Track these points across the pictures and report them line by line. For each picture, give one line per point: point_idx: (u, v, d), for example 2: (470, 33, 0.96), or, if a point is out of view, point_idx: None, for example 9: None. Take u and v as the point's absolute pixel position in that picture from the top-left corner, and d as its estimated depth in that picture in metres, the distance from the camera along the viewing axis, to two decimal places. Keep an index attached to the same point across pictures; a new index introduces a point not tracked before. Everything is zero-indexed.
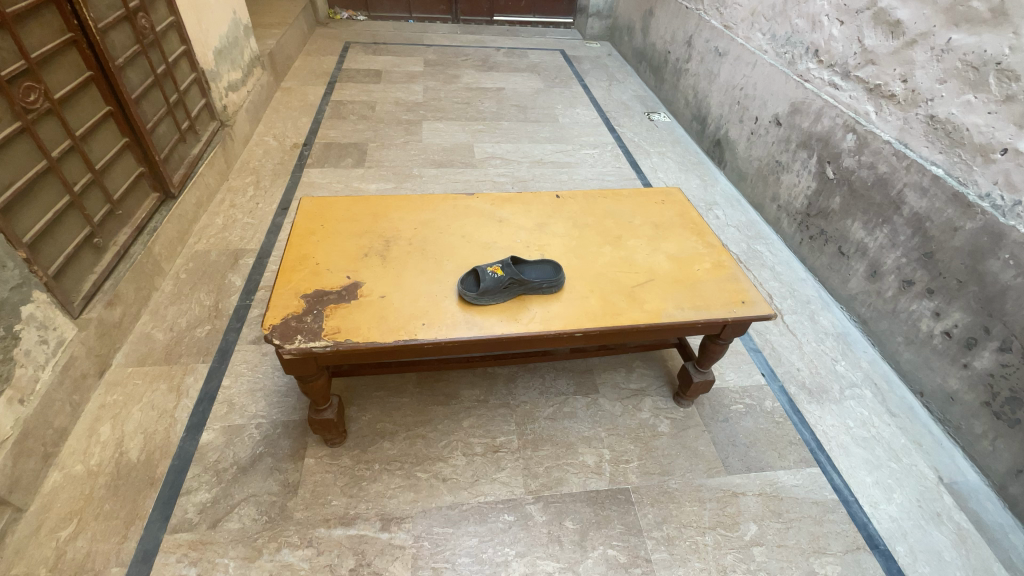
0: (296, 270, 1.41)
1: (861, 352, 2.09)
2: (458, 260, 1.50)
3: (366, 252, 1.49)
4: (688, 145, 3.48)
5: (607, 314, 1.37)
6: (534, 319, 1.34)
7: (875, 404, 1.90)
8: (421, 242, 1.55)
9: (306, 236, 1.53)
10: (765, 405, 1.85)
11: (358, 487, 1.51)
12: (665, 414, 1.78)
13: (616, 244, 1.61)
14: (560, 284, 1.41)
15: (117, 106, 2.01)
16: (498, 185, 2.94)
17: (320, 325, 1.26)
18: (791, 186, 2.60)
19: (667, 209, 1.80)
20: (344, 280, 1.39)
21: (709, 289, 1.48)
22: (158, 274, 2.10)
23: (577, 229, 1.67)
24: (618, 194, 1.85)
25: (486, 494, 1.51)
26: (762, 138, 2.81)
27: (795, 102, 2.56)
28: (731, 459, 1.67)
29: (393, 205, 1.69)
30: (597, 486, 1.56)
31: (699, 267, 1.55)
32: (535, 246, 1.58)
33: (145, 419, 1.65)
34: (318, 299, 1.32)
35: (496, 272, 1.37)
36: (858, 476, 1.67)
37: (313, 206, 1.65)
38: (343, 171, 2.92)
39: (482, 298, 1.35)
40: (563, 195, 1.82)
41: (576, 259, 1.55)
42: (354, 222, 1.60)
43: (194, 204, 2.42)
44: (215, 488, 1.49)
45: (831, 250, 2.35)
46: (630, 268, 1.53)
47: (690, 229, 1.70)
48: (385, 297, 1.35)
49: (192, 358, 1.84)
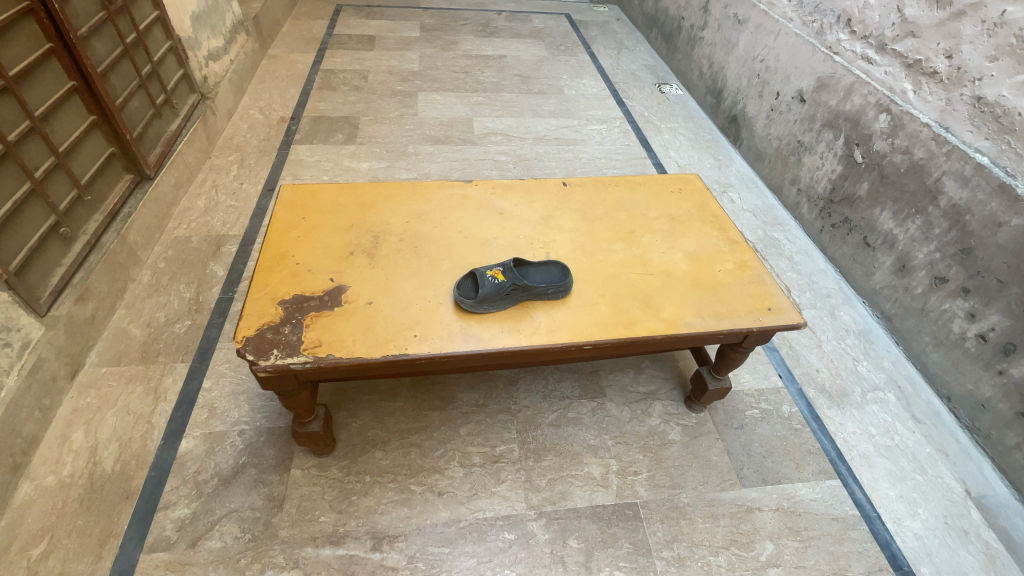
0: (274, 272, 1.27)
1: (884, 351, 1.98)
2: (454, 259, 1.35)
3: (352, 251, 1.34)
4: (701, 120, 3.27)
5: (620, 324, 1.24)
6: (538, 329, 1.20)
7: (898, 410, 1.80)
8: (413, 237, 1.40)
9: (285, 230, 1.38)
10: (782, 410, 1.74)
11: (348, 501, 1.41)
12: (675, 420, 1.67)
13: (629, 241, 1.47)
14: (567, 289, 1.27)
15: (82, 81, 1.82)
16: (500, 165, 2.75)
17: (299, 338, 1.13)
18: (813, 169, 2.42)
19: (684, 199, 1.64)
20: (327, 283, 1.25)
21: (732, 294, 1.34)
22: (135, 264, 1.95)
23: (585, 223, 1.51)
24: (630, 182, 1.69)
25: (484, 510, 1.42)
26: (783, 116, 2.62)
27: (822, 77, 2.35)
28: (746, 471, 1.57)
29: (383, 194, 1.54)
30: (603, 500, 1.46)
31: (721, 268, 1.40)
32: (539, 243, 1.43)
33: (121, 424, 1.53)
34: (297, 306, 1.19)
35: (496, 277, 1.22)
36: (880, 490, 1.58)
37: (294, 195, 1.50)
38: (333, 148, 2.73)
39: (481, 306, 1.21)
40: (570, 183, 1.66)
41: (585, 258, 1.40)
42: (339, 215, 1.45)
43: (172, 186, 2.25)
44: (195, 503, 1.39)
45: (854, 240, 2.20)
46: (645, 269, 1.38)
47: (709, 223, 1.55)
48: (373, 304, 1.21)
49: (171, 357, 1.71)
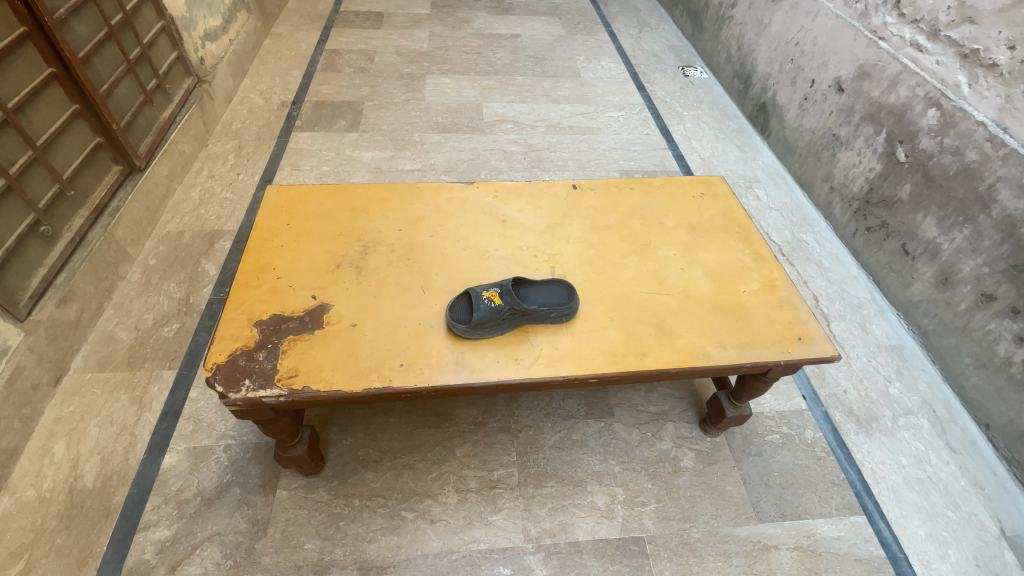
0: (252, 288, 1.16)
1: (919, 371, 1.82)
2: (449, 274, 1.23)
3: (338, 263, 1.23)
4: (727, 107, 3.05)
5: (629, 354, 1.11)
6: (539, 359, 1.08)
7: (932, 437, 1.65)
8: (406, 248, 1.28)
9: (267, 239, 1.27)
10: (805, 435, 1.61)
11: (335, 527, 1.33)
12: (688, 445, 1.55)
13: (644, 254, 1.33)
14: (572, 312, 1.14)
15: (62, 68, 1.72)
16: (509, 155, 2.59)
17: (273, 366, 1.03)
18: (849, 166, 2.23)
19: (707, 206, 1.49)
20: (309, 302, 1.14)
21: (756, 319, 1.20)
22: (124, 261, 1.87)
23: (595, 233, 1.37)
24: (648, 184, 1.53)
25: (478, 541, 1.33)
26: (817, 106, 2.41)
27: (864, 65, 2.14)
28: (764, 503, 1.45)
29: (375, 196, 1.41)
30: (607, 534, 1.36)
31: (745, 288, 1.26)
32: (544, 256, 1.30)
33: (103, 436, 1.47)
34: (275, 328, 1.09)
35: (492, 300, 1.10)
36: (909, 528, 1.45)
37: (279, 198, 1.38)
38: (335, 136, 2.59)
39: (475, 332, 1.09)
40: (581, 185, 1.51)
41: (594, 274, 1.27)
42: (327, 221, 1.33)
43: (165, 177, 2.16)
44: (176, 524, 1.32)
45: (891, 246, 2.02)
46: (660, 289, 1.25)
47: (734, 234, 1.40)
48: (357, 326, 1.10)
49: (157, 364, 1.64)
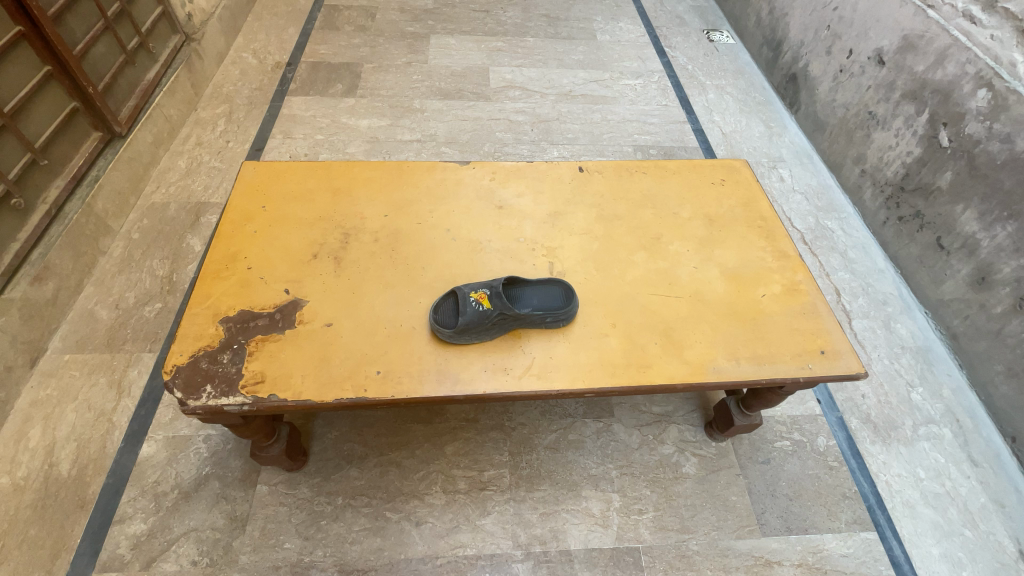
0: (221, 279, 1.06)
1: (944, 375, 1.70)
2: (437, 268, 1.12)
3: (316, 252, 1.12)
4: (754, 76, 2.82)
5: (632, 365, 1.00)
6: (530, 369, 0.98)
7: (953, 449, 1.54)
8: (391, 237, 1.17)
9: (240, 223, 1.17)
10: (818, 442, 1.51)
11: (316, 527, 1.27)
12: (691, 450, 1.46)
13: (653, 250, 1.20)
14: (569, 316, 1.03)
15: (30, 25, 1.58)
16: (515, 126, 2.41)
17: (238, 370, 0.94)
18: (884, 148, 2.04)
19: (726, 194, 1.34)
20: (281, 297, 1.04)
21: (776, 328, 1.08)
22: (105, 235, 1.78)
23: (601, 223, 1.24)
24: (662, 168, 1.39)
25: (465, 546, 1.27)
26: (853, 80, 2.20)
27: (910, 35, 1.94)
28: (768, 516, 1.37)
29: (361, 176, 1.29)
30: (600, 543, 1.30)
31: (765, 291, 1.14)
32: (543, 249, 1.18)
33: (80, 422, 1.42)
34: (242, 327, 0.99)
35: (480, 302, 0.99)
36: (922, 547, 1.36)
37: (256, 177, 1.27)
38: (330, 101, 2.43)
39: (461, 337, 0.98)
40: (588, 168, 1.37)
41: (597, 272, 1.15)
42: (306, 203, 1.22)
43: (150, 144, 2.04)
44: (152, 518, 1.28)
45: (925, 239, 1.86)
46: (670, 290, 1.13)
47: (756, 229, 1.27)
48: (332, 326, 1.00)
49: (137, 346, 1.57)
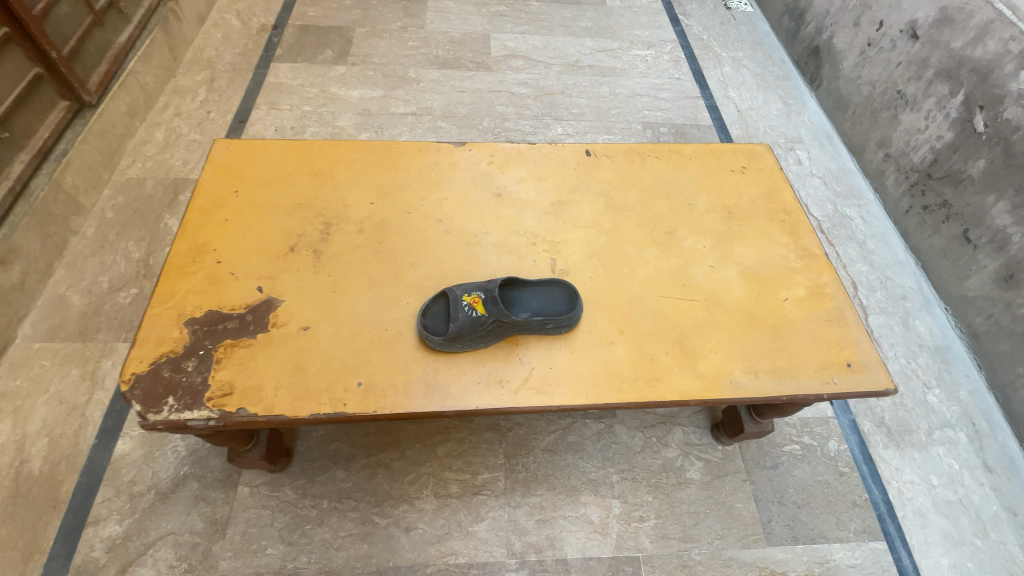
0: (187, 275, 0.96)
1: (962, 376, 1.61)
2: (428, 265, 1.01)
3: (293, 245, 1.02)
4: (773, 48, 2.64)
5: (640, 378, 0.91)
6: (528, 382, 0.89)
7: (969, 454, 1.46)
8: (377, 227, 1.06)
9: (210, 210, 1.06)
10: (828, 446, 1.44)
11: (300, 532, 1.21)
12: (696, 453, 1.39)
13: (666, 246, 1.09)
14: (573, 322, 0.93)
15: None
16: (516, 99, 2.24)
17: (203, 381, 0.85)
18: (912, 131, 1.91)
19: (746, 184, 1.23)
20: (253, 295, 0.94)
21: (798, 338, 0.99)
22: (76, 214, 1.67)
23: (609, 215, 1.13)
24: (677, 153, 1.26)
25: (456, 554, 1.21)
26: (882, 55, 2.04)
27: (949, 7, 1.78)
28: (775, 524, 1.31)
29: (345, 157, 1.17)
30: (598, 552, 1.24)
31: (787, 295, 1.04)
32: (545, 243, 1.07)
33: (52, 416, 1.34)
34: (209, 330, 0.90)
35: (474, 307, 0.89)
36: (932, 558, 1.29)
37: (229, 157, 1.15)
38: (319, 69, 2.26)
39: (452, 345, 0.89)
40: (596, 151, 1.24)
41: (604, 270, 1.04)
42: (284, 188, 1.10)
43: (124, 114, 1.90)
44: (128, 520, 1.21)
45: (950, 231, 1.75)
46: (684, 292, 1.03)
47: (779, 224, 1.16)
48: (309, 330, 0.91)
49: (112, 336, 1.48)
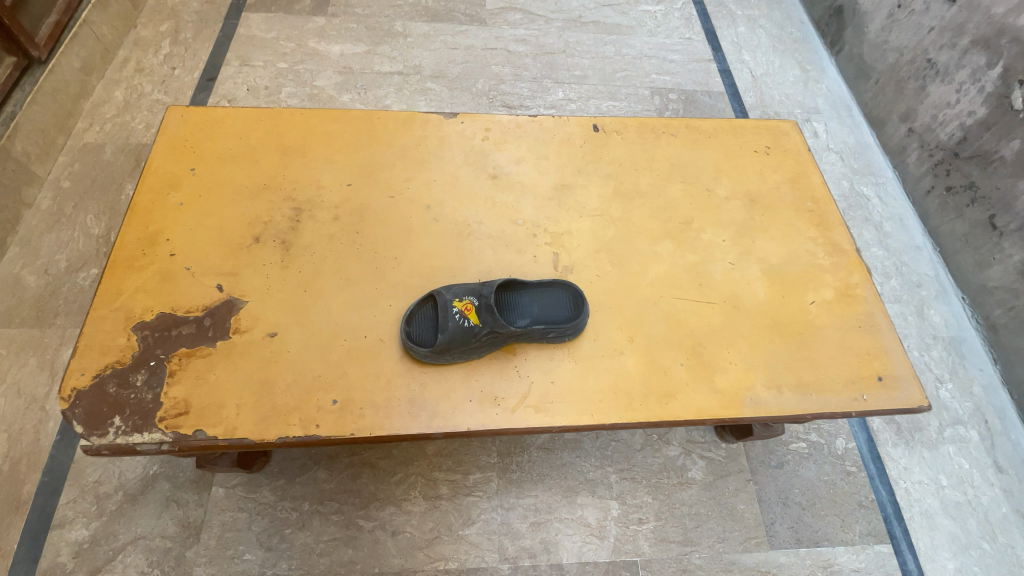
0: (136, 271, 0.84)
1: (976, 370, 1.54)
2: (414, 261, 0.89)
3: (259, 235, 0.89)
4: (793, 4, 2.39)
5: (652, 395, 0.81)
6: (527, 399, 0.79)
7: (980, 454, 1.41)
8: (355, 214, 0.93)
9: (163, 193, 0.93)
10: (836, 445, 1.38)
11: (279, 536, 1.14)
12: (699, 452, 1.33)
13: (682, 239, 0.98)
14: (578, 330, 0.83)
15: None
16: (514, 59, 2.01)
17: (155, 398, 0.74)
18: (940, 105, 1.76)
19: (771, 167, 1.10)
20: (212, 296, 0.82)
21: (825, 347, 0.90)
22: (29, 184, 1.51)
23: (619, 203, 1.00)
24: (696, 129, 1.13)
25: (446, 560, 1.15)
26: (914, 18, 1.86)
27: None
28: (779, 527, 1.26)
29: (317, 130, 1.02)
30: (594, 556, 1.19)
31: (814, 298, 0.95)
32: (547, 236, 0.95)
33: (9, 410, 1.23)
34: (161, 337, 0.78)
35: (465, 316, 0.78)
36: (937, 561, 1.27)
37: (183, 128, 1.00)
38: (295, 20, 2.01)
39: (440, 357, 0.78)
40: (605, 127, 1.10)
41: (613, 268, 0.93)
42: (248, 166, 0.96)
43: (79, 71, 1.69)
44: (94, 523, 1.12)
45: (974, 216, 1.64)
46: (701, 294, 0.92)
47: (806, 215, 1.05)
48: (277, 337, 0.80)
49: (71, 322, 1.35)
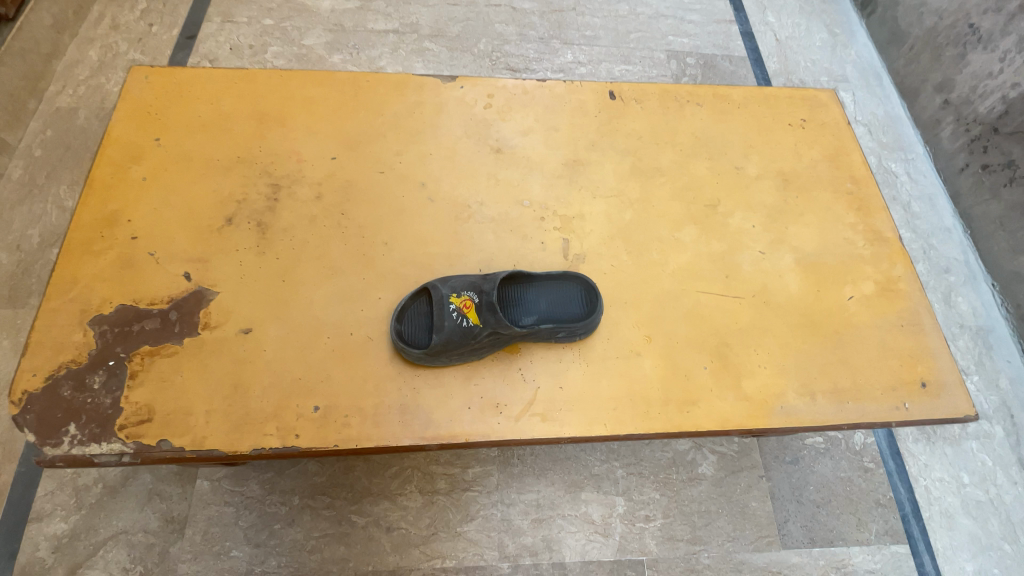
0: (94, 255, 0.74)
1: (1004, 362, 1.44)
2: (407, 247, 0.79)
3: (231, 216, 0.79)
4: None
5: (671, 402, 0.73)
6: (533, 407, 0.71)
7: (1005, 451, 1.34)
8: (339, 192, 0.82)
9: (124, 166, 0.82)
10: (854, 440, 1.31)
11: (268, 532, 1.08)
12: (710, 446, 1.26)
13: (707, 224, 0.87)
14: (590, 329, 0.74)
15: None
16: (519, 17, 1.78)
17: (114, 403, 0.66)
18: (980, 76, 1.54)
19: (807, 143, 0.98)
20: (179, 285, 0.73)
21: (863, 349, 0.81)
22: None
23: (638, 182, 0.90)
24: (724, 98, 1.00)
25: (444, 557, 1.10)
26: None
27: None
28: (792, 525, 1.21)
29: (297, 95, 0.90)
30: (599, 555, 1.13)
31: (852, 292, 0.85)
32: (556, 219, 0.85)
33: None
34: (122, 333, 0.69)
35: (464, 314, 0.69)
36: (955, 562, 1.22)
37: (148, 92, 0.88)
38: None
39: (435, 359, 0.70)
40: (622, 94, 0.97)
41: (630, 256, 0.83)
42: (219, 136, 0.85)
43: (49, 28, 1.53)
44: (74, 517, 1.05)
45: (1011, 201, 1.46)
46: (728, 287, 0.82)
47: (845, 197, 0.94)
48: (252, 334, 0.71)
49: None
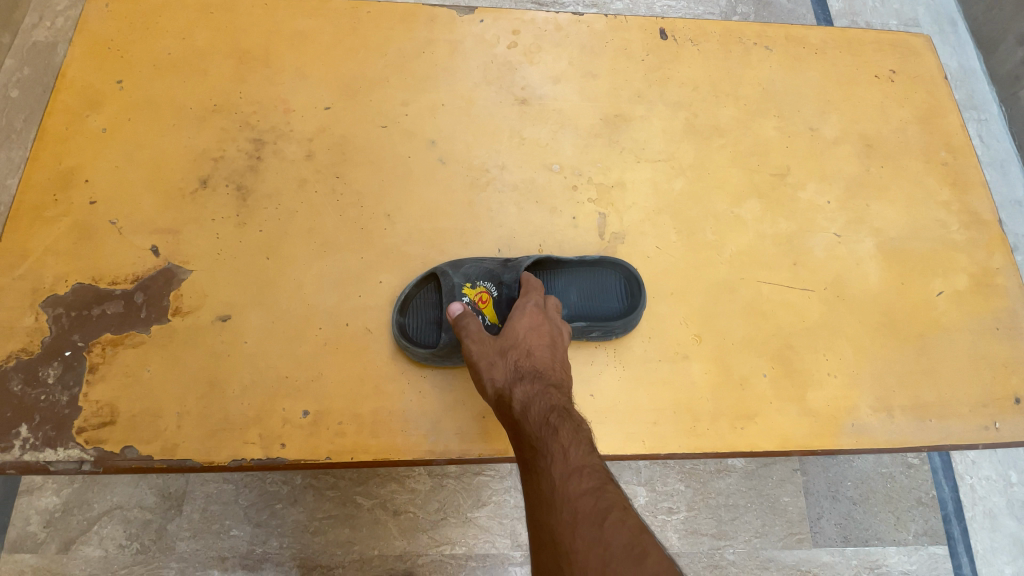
0: (44, 223, 0.63)
1: None
2: (414, 220, 0.67)
3: (206, 177, 0.66)
4: None
5: (721, 413, 0.62)
6: None
7: None
8: (333, 149, 0.69)
9: (78, 115, 0.69)
10: None
11: (269, 512, 1.03)
12: None
13: (773, 198, 0.73)
14: (629, 327, 0.62)
15: None
16: None
17: (72, 402, 0.57)
18: None
19: (898, 100, 0.81)
20: (146, 261, 0.62)
21: (950, 354, 0.68)
22: None
23: (691, 145, 0.74)
24: (800, 41, 0.82)
25: (453, 544, 1.03)
26: None
27: None
28: (824, 522, 1.12)
29: (284, 29, 0.74)
30: None
31: (941, 287, 0.71)
32: (592, 189, 0.71)
33: None
34: (79, 319, 0.59)
35: (481, 309, 0.61)
36: (995, 566, 1.12)
37: (102, 23, 0.73)
38: None
39: (443, 359, 0.60)
40: (675, 32, 0.80)
41: (679, 237, 0.69)
42: (191, 79, 0.71)
43: None
44: (67, 490, 1.00)
45: None
46: (795, 277, 0.69)
47: (939, 169, 0.78)
48: (232, 322, 0.60)
49: None
